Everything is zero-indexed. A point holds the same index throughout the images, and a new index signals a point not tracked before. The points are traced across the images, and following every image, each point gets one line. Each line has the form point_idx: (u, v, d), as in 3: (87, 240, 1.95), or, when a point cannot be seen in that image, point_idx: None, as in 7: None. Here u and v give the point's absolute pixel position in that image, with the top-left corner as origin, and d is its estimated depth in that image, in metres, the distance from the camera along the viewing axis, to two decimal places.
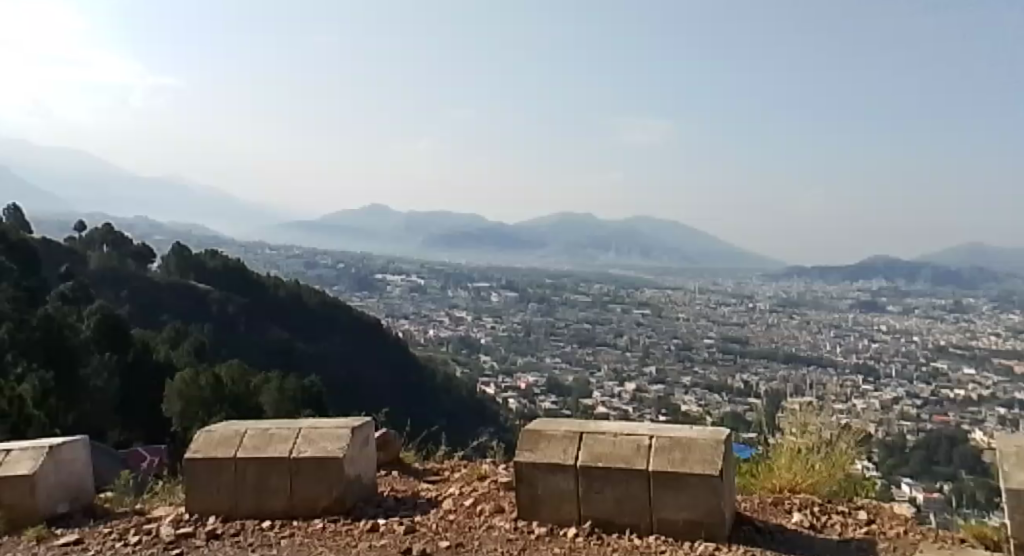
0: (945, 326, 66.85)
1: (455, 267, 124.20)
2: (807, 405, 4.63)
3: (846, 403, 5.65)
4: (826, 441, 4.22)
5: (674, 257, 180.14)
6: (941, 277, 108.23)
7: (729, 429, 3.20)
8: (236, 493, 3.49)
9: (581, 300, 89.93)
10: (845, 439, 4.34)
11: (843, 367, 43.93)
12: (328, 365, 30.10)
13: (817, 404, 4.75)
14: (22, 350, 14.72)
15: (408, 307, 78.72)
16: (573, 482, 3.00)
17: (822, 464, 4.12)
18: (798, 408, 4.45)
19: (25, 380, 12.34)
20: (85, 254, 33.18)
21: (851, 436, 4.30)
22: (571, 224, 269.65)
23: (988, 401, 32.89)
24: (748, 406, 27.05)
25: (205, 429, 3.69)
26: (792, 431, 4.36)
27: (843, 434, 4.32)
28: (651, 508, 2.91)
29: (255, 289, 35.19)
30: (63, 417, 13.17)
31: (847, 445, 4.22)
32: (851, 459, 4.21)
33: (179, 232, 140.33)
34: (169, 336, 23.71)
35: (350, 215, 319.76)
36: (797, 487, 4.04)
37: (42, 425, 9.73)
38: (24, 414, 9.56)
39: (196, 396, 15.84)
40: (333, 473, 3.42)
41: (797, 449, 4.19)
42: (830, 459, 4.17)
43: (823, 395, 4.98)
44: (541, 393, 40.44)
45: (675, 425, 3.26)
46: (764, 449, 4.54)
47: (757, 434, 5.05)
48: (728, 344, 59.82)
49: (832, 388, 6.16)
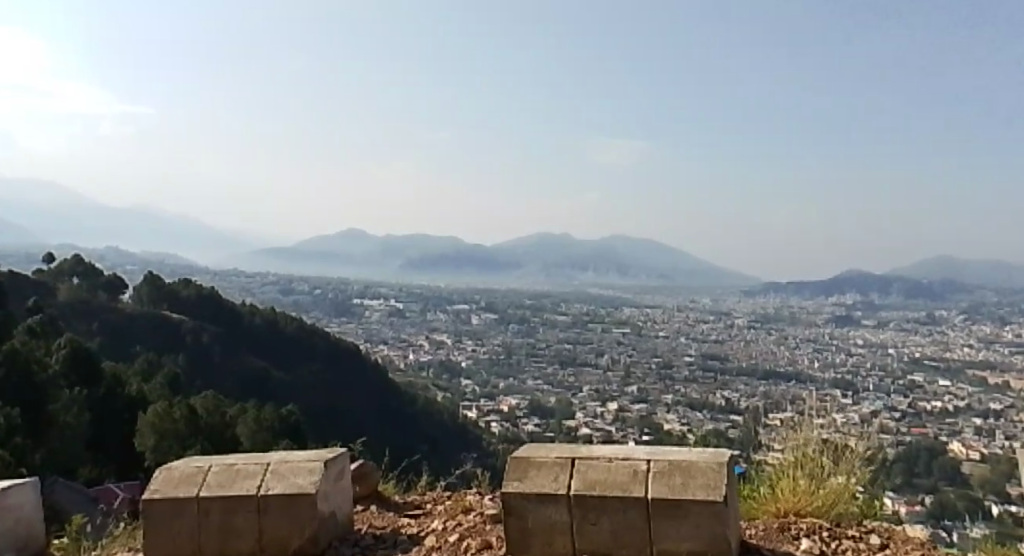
0: (919, 338, 67.39)
1: (433, 290, 123.82)
2: (802, 425, 4.42)
3: (836, 417, 5.42)
4: (824, 464, 4.05)
5: (650, 276, 181.13)
6: (914, 290, 109.45)
7: (730, 449, 2.97)
8: (201, 535, 3.22)
9: (561, 320, 89.58)
10: (851, 456, 4.14)
11: (822, 381, 43.94)
12: (306, 392, 29.67)
13: (809, 421, 4.54)
14: None
15: (387, 332, 78.07)
16: (566, 513, 2.76)
17: (825, 487, 3.93)
18: (795, 427, 4.25)
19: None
20: (55, 287, 32.52)
21: (857, 457, 4.11)
22: (547, 245, 270.34)
23: (966, 413, 32.97)
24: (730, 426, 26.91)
25: (165, 466, 3.44)
26: (790, 451, 4.18)
27: (843, 455, 4.12)
28: (651, 540, 2.68)
29: (230, 316, 34.70)
30: (32, 458, 12.69)
31: (854, 465, 4.03)
32: (856, 480, 4.02)
33: (152, 263, 138.88)
34: (142, 368, 23.15)
35: (327, 241, 318.50)
36: (802, 510, 3.86)
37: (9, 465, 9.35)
38: None
39: (170, 430, 15.39)
40: (306, 512, 3.16)
41: (796, 472, 4.00)
42: (833, 482, 3.97)
43: (815, 412, 4.77)
44: (523, 416, 40.04)
45: (672, 447, 3.02)
46: (764, 471, 4.32)
47: (751, 455, 4.82)
48: (708, 362, 59.89)
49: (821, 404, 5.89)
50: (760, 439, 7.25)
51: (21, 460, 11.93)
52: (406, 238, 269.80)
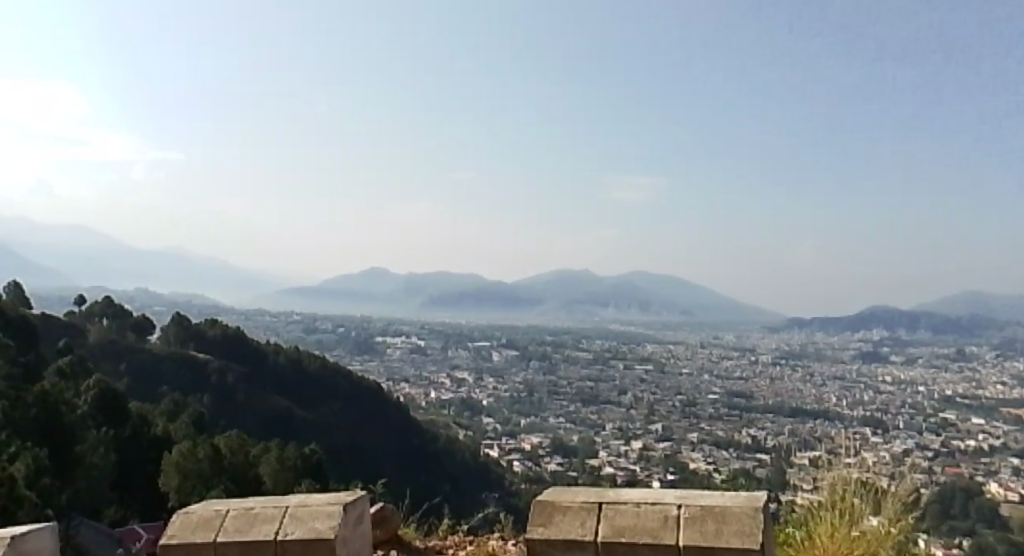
0: (950, 375, 66.23)
1: (455, 327, 123.67)
2: (840, 468, 4.28)
3: (868, 455, 5.26)
4: (861, 505, 3.92)
5: (673, 312, 179.99)
6: (942, 326, 107.90)
7: (762, 492, 2.85)
8: None
9: (583, 357, 89.08)
10: (891, 498, 4.01)
11: (850, 418, 43.26)
12: (329, 432, 29.53)
13: (841, 461, 4.41)
14: (18, 430, 14.16)
15: (408, 369, 77.93)
16: None
17: (868, 536, 3.79)
18: (833, 472, 4.13)
19: (17, 459, 11.86)
20: (84, 328, 32.88)
21: (899, 501, 3.98)
22: (569, 281, 270.16)
23: (1000, 453, 32.26)
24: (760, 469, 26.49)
25: (182, 510, 3.36)
26: (827, 493, 4.05)
27: (884, 500, 3.99)
28: None
29: (254, 356, 34.78)
30: (58, 498, 12.67)
31: (894, 506, 3.92)
32: (897, 520, 3.90)
33: (177, 303, 140.03)
34: (168, 409, 23.19)
35: (350, 279, 320.25)
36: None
37: (36, 506, 9.30)
38: (17, 494, 9.13)
39: (194, 470, 15.35)
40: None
41: (837, 518, 3.87)
42: (876, 532, 3.83)
43: (847, 451, 4.64)
44: (546, 455, 39.69)
45: (703, 490, 2.91)
46: (800, 517, 4.20)
47: (788, 497, 4.66)
48: (732, 400, 59.11)
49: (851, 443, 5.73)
50: (794, 479, 7.06)
51: (47, 501, 11.89)
52: (428, 276, 270.66)
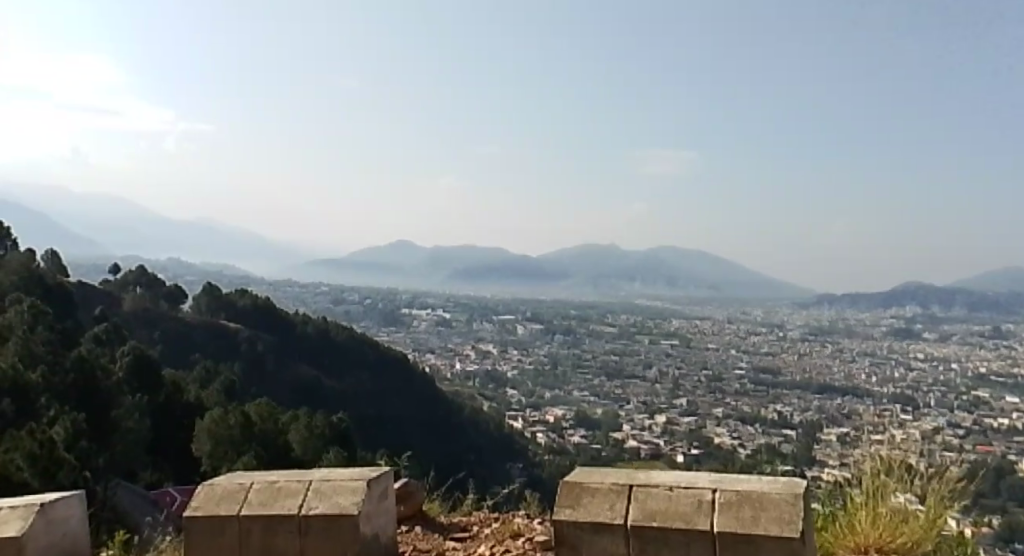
0: (984, 353, 65.16)
1: (480, 300, 123.82)
2: (881, 454, 4.07)
3: (911, 436, 5.00)
4: (898, 487, 3.74)
5: (701, 287, 178.82)
6: (977, 304, 106.12)
7: (796, 475, 2.75)
8: (244, 550, 3.09)
9: (608, 331, 88.91)
10: (935, 479, 3.86)
11: (880, 396, 42.87)
12: (356, 402, 29.71)
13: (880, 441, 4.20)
14: (57, 393, 14.23)
15: (434, 341, 78.29)
16: (622, 545, 2.57)
17: (914, 523, 3.59)
18: (874, 461, 3.93)
19: (57, 422, 12.00)
20: (118, 296, 33.32)
21: (943, 481, 3.82)
22: (595, 256, 269.17)
23: None
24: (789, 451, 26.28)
25: (207, 482, 3.32)
26: (867, 479, 3.84)
27: (928, 487, 3.78)
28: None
29: (283, 326, 34.99)
30: (97, 462, 12.85)
31: (943, 486, 3.75)
32: (945, 501, 3.73)
33: (206, 273, 141.52)
34: (200, 376, 23.43)
35: (378, 251, 321.89)
36: (885, 548, 3.56)
37: (78, 469, 9.38)
38: (57, 456, 9.20)
39: (226, 435, 15.50)
40: (349, 539, 3.00)
41: (876, 506, 3.68)
42: (920, 522, 3.63)
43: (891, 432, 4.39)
44: (570, 428, 39.73)
45: (736, 473, 2.82)
46: (840, 500, 4.00)
47: (824, 480, 4.46)
48: (759, 375, 58.75)
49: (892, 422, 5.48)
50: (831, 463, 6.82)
51: (88, 464, 12.04)
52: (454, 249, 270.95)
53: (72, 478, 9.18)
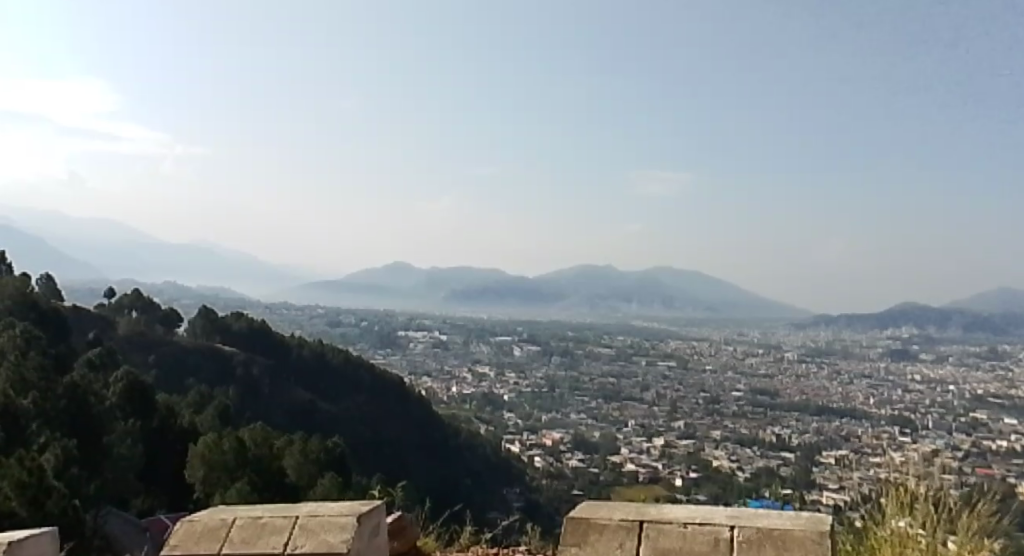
0: (981, 374, 65.09)
1: (476, 322, 123.52)
2: (907, 491, 3.82)
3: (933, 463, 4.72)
4: (925, 537, 3.50)
5: (697, 308, 178.89)
6: (973, 325, 106.45)
7: (818, 510, 2.58)
8: None
9: (605, 353, 88.54)
10: (966, 516, 3.62)
11: (878, 420, 42.72)
12: (352, 426, 29.43)
13: (902, 479, 3.94)
14: (48, 420, 13.87)
15: (431, 363, 77.79)
16: None
17: None
18: (901, 505, 3.68)
19: (47, 449, 11.71)
20: (114, 321, 32.95)
21: (971, 517, 3.60)
22: (590, 277, 269.12)
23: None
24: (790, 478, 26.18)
25: (187, 517, 3.13)
26: (888, 523, 3.62)
27: (963, 525, 3.53)
28: None
29: (279, 350, 34.65)
30: (89, 489, 12.61)
31: (974, 518, 3.53)
32: (977, 533, 3.55)
33: (202, 296, 141.03)
34: (194, 400, 23.09)
35: (374, 273, 321.75)
36: None
37: (66, 497, 9.08)
38: (46, 485, 8.93)
39: (220, 461, 15.13)
40: None
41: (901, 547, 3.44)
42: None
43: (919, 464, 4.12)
44: (567, 452, 39.29)
45: (752, 510, 2.64)
46: (860, 541, 3.76)
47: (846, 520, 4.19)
48: (757, 397, 58.49)
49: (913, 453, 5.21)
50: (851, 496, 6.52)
51: (78, 491, 11.75)
52: (450, 271, 270.73)
53: (60, 505, 8.93)
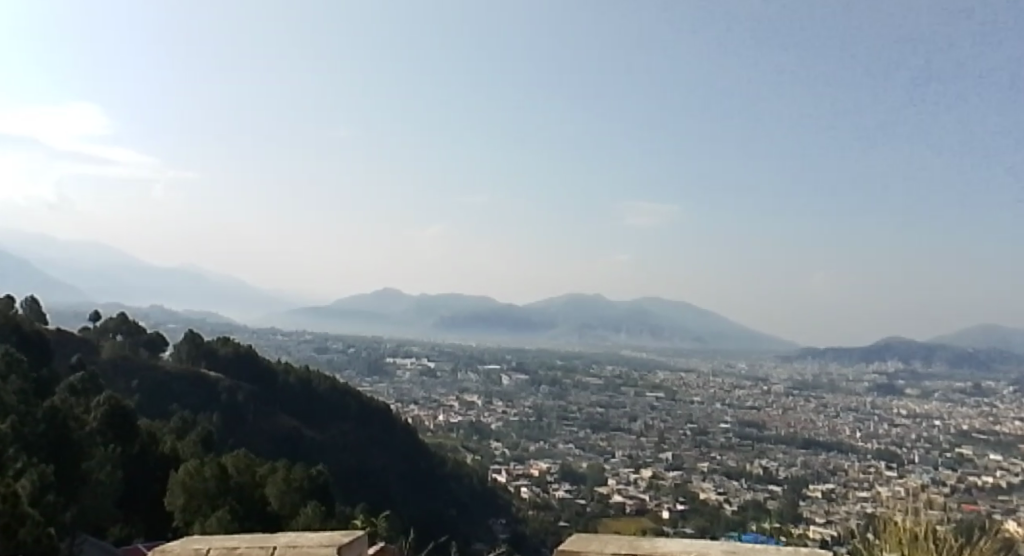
0: (966, 409, 65.41)
1: (464, 349, 122.93)
2: (912, 527, 3.64)
3: (939, 498, 4.53)
4: None
5: (685, 339, 179.13)
6: (958, 360, 107.11)
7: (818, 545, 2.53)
8: None
9: (593, 383, 88.23)
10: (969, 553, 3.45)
11: (865, 454, 42.68)
12: (337, 453, 29.13)
13: (904, 515, 3.78)
14: (26, 447, 13.57)
15: (418, 391, 77.21)
16: None
17: None
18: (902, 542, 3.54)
19: (23, 475, 11.46)
20: (98, 345, 32.55)
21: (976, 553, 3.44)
22: (579, 306, 269.22)
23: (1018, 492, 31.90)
24: (780, 511, 26.10)
25: (159, 546, 3.00)
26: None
27: None
28: None
29: (265, 376, 34.29)
30: (66, 516, 12.32)
31: None
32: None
33: (188, 320, 139.84)
34: (176, 426, 22.77)
35: (362, 299, 320.58)
36: None
37: (39, 524, 8.84)
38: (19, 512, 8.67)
39: (199, 489, 14.70)
40: None
41: None
42: None
43: (919, 502, 3.96)
44: (554, 482, 38.93)
45: (747, 543, 2.59)
46: None
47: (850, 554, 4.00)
48: (744, 429, 58.27)
49: (913, 487, 5.03)
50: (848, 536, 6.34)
51: (53, 519, 11.49)
52: (438, 298, 270.02)
53: (34, 533, 8.71)
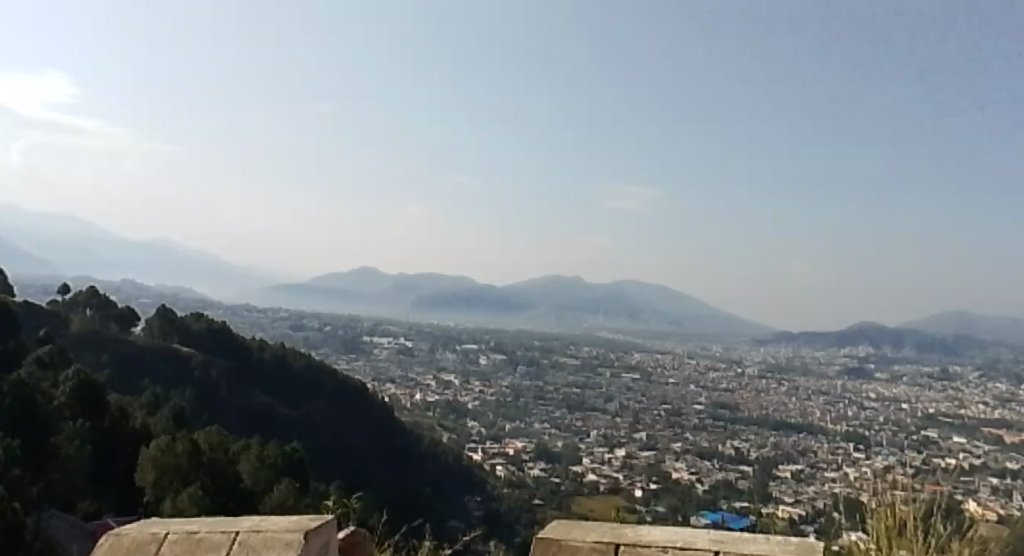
0: (933, 393, 66.62)
1: (441, 329, 122.76)
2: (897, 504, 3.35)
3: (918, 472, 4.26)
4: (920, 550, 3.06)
5: (662, 322, 180.40)
6: (928, 344, 108.94)
7: (802, 532, 2.51)
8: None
9: (570, 363, 88.51)
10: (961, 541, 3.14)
11: (834, 436, 43.34)
12: (312, 430, 29.00)
13: (895, 492, 3.44)
14: None
15: (394, 370, 77.05)
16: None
17: None
18: (887, 521, 3.24)
19: None
20: (67, 318, 31.94)
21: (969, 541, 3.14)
22: (556, 288, 269.74)
23: (979, 473, 32.70)
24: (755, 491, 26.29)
25: (115, 529, 2.85)
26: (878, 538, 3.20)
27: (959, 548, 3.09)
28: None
29: (239, 353, 33.96)
30: (32, 490, 12.07)
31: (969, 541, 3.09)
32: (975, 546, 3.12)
33: (162, 296, 138.00)
34: (148, 401, 22.48)
35: (339, 278, 319.26)
36: None
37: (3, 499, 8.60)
38: None
39: (172, 465, 14.44)
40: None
41: None
42: None
43: (907, 481, 3.67)
44: (529, 461, 39.05)
45: (723, 526, 2.56)
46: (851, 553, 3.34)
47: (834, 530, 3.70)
48: (717, 410, 58.73)
49: (896, 462, 4.76)
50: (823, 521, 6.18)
51: (19, 494, 11.26)
52: (416, 278, 269.20)
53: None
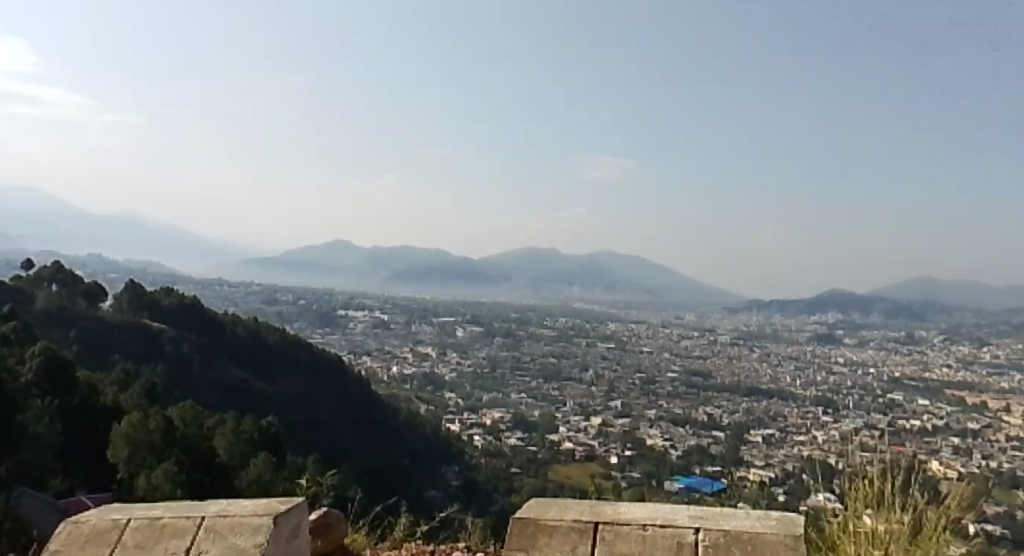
0: (900, 357, 67.77)
1: (417, 302, 122.48)
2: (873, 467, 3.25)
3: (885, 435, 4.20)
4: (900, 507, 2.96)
5: (635, 292, 181.38)
6: (895, 310, 110.70)
7: (778, 506, 2.46)
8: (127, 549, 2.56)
9: (546, 334, 88.83)
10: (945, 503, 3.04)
11: (804, 401, 43.99)
12: (287, 403, 28.87)
13: (870, 456, 3.35)
14: None
15: (371, 343, 76.75)
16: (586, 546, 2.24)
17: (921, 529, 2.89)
18: (867, 480, 3.13)
19: None
20: (32, 294, 31.34)
21: (950, 502, 3.04)
22: (531, 259, 270.09)
23: (942, 434, 33.40)
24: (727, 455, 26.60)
25: (74, 517, 2.74)
26: (858, 499, 3.09)
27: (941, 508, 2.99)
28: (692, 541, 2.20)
29: (212, 327, 33.63)
30: None
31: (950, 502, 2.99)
32: (951, 509, 3.05)
33: (133, 271, 136.15)
34: (119, 377, 22.21)
35: (313, 252, 316.99)
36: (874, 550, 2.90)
37: None
38: None
39: (145, 441, 14.28)
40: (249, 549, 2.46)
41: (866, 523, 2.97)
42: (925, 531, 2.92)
43: (881, 441, 3.57)
44: (506, 430, 39.20)
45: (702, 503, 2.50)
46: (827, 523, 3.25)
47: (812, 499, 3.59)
48: (691, 378, 59.31)
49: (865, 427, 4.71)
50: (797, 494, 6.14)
51: None
52: (391, 252, 268.05)
53: None
